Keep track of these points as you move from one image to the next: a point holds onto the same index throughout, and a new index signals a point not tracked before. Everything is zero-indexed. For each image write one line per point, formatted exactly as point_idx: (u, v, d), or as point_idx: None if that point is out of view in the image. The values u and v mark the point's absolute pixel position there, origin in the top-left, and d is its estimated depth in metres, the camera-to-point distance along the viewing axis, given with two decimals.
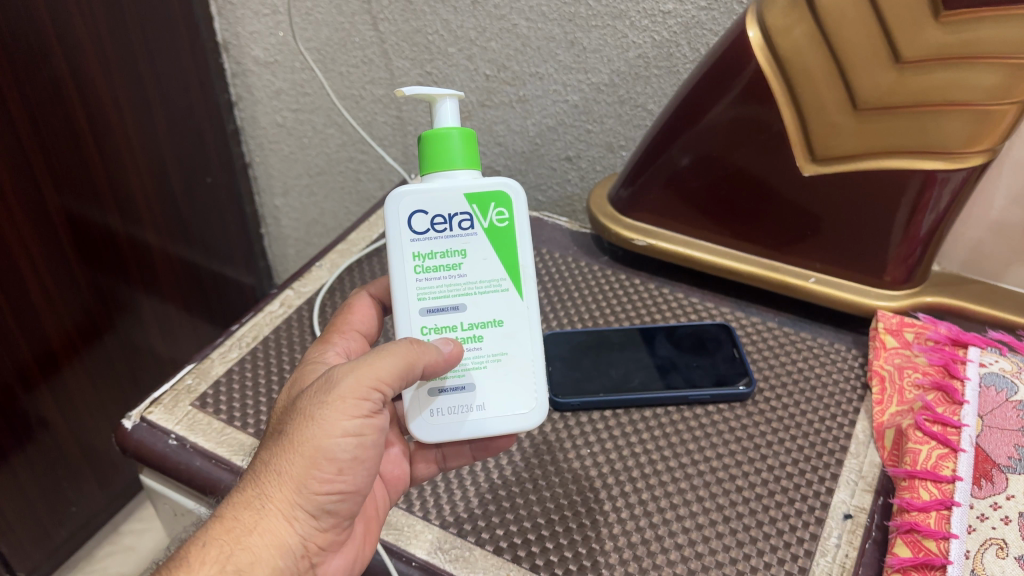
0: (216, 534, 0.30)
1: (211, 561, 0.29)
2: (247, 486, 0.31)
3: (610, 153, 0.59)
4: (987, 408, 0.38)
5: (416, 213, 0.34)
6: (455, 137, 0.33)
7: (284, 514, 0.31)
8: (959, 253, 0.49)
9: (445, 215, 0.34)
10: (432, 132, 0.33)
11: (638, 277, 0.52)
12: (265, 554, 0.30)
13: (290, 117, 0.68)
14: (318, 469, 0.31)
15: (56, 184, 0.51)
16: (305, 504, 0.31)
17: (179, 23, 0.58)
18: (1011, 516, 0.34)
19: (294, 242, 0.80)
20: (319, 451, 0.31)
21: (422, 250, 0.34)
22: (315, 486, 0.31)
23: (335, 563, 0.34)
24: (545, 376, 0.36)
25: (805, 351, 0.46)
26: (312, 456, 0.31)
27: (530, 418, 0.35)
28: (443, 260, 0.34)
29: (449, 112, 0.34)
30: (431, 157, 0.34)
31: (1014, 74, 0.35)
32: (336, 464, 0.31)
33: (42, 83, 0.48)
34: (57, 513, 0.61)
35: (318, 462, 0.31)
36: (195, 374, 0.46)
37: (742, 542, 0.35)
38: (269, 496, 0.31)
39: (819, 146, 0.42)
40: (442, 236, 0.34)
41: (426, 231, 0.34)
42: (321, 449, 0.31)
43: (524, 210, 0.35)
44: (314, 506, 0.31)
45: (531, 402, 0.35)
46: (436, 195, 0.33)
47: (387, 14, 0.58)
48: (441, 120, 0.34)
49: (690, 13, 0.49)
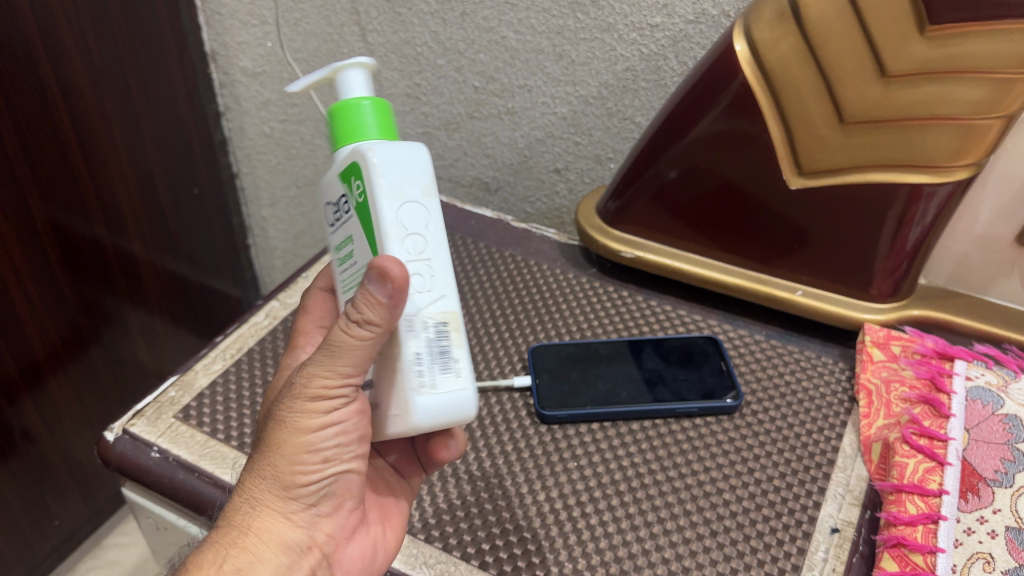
0: (213, 538, 0.30)
1: (208, 566, 0.29)
2: (238, 489, 0.31)
3: (598, 165, 0.59)
4: (973, 422, 0.38)
5: (327, 205, 0.33)
6: (368, 108, 0.30)
7: (278, 513, 0.30)
8: (945, 266, 0.49)
9: (336, 201, 0.31)
10: (342, 103, 0.30)
11: (626, 289, 0.52)
12: (266, 553, 0.30)
13: (278, 128, 0.68)
14: (302, 464, 0.30)
15: (42, 194, 0.50)
16: (300, 500, 0.31)
17: (167, 32, 0.58)
18: (998, 530, 0.34)
19: (281, 253, 0.79)
20: (301, 448, 0.30)
21: (335, 243, 0.33)
22: (303, 482, 0.30)
23: (350, 551, 0.34)
24: (410, 370, 0.28)
25: (794, 364, 0.46)
26: (294, 452, 0.30)
27: (396, 424, 0.29)
28: (344, 249, 0.32)
29: (357, 83, 0.31)
30: (343, 130, 0.30)
31: (998, 88, 0.36)
32: (320, 455, 0.30)
33: (28, 91, 0.47)
34: (40, 527, 0.60)
35: (301, 458, 0.30)
36: (178, 386, 0.46)
37: (729, 556, 0.35)
38: (258, 496, 0.30)
39: (805, 157, 0.42)
40: (339, 223, 0.32)
41: (332, 222, 0.32)
42: (302, 442, 0.29)
43: (380, 173, 0.28)
44: (306, 498, 0.31)
45: (395, 403, 0.29)
46: (329, 182, 0.32)
47: (376, 26, 0.59)
48: (349, 90, 0.30)
49: (678, 26, 0.49)
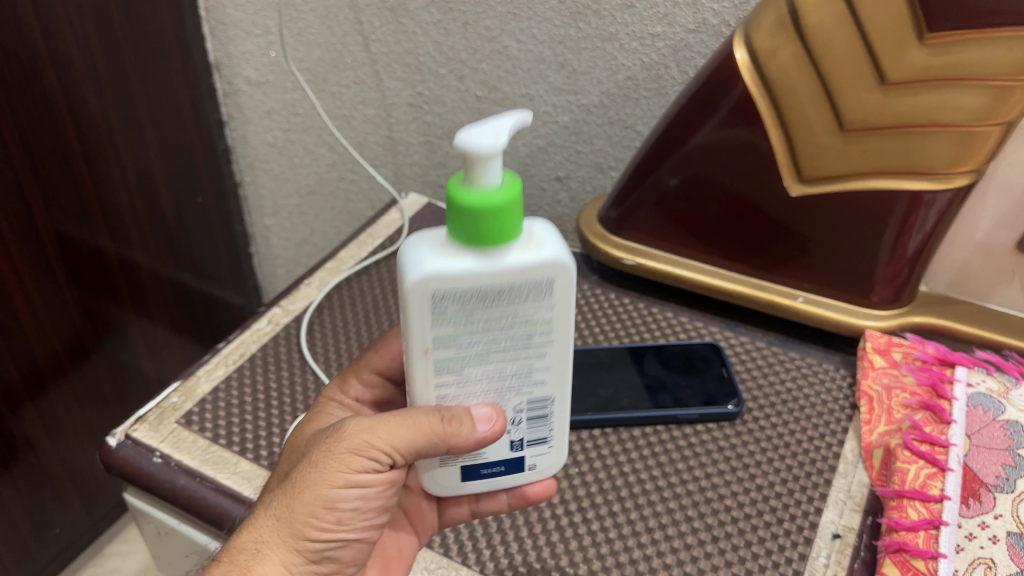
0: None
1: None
2: (247, 527, 0.30)
3: (600, 174, 0.59)
4: (974, 428, 0.38)
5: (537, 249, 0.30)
6: (510, 208, 0.26)
7: (278, 563, 0.29)
8: (946, 274, 0.49)
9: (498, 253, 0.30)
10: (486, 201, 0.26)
11: (627, 296, 0.53)
12: None
13: (281, 137, 0.68)
14: (317, 517, 0.29)
15: (46, 203, 0.51)
16: (302, 553, 0.29)
17: (171, 42, 0.58)
18: (999, 535, 0.34)
19: (284, 262, 0.79)
20: (321, 498, 0.29)
21: None
22: (313, 536, 0.29)
23: None
24: None
25: (795, 371, 0.46)
26: (310, 501, 0.29)
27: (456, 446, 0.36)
28: None
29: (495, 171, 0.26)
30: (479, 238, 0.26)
31: (997, 96, 0.36)
32: (336, 513, 0.30)
33: (33, 100, 0.48)
34: (40, 535, 0.60)
35: (317, 509, 0.29)
36: (180, 392, 0.46)
37: (730, 561, 0.35)
38: (265, 539, 0.29)
39: (805, 165, 0.42)
40: None
41: None
42: (322, 496, 0.29)
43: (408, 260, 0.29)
44: (310, 552, 0.29)
45: None
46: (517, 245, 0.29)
47: (378, 36, 0.59)
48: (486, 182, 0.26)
49: (679, 35, 0.50)
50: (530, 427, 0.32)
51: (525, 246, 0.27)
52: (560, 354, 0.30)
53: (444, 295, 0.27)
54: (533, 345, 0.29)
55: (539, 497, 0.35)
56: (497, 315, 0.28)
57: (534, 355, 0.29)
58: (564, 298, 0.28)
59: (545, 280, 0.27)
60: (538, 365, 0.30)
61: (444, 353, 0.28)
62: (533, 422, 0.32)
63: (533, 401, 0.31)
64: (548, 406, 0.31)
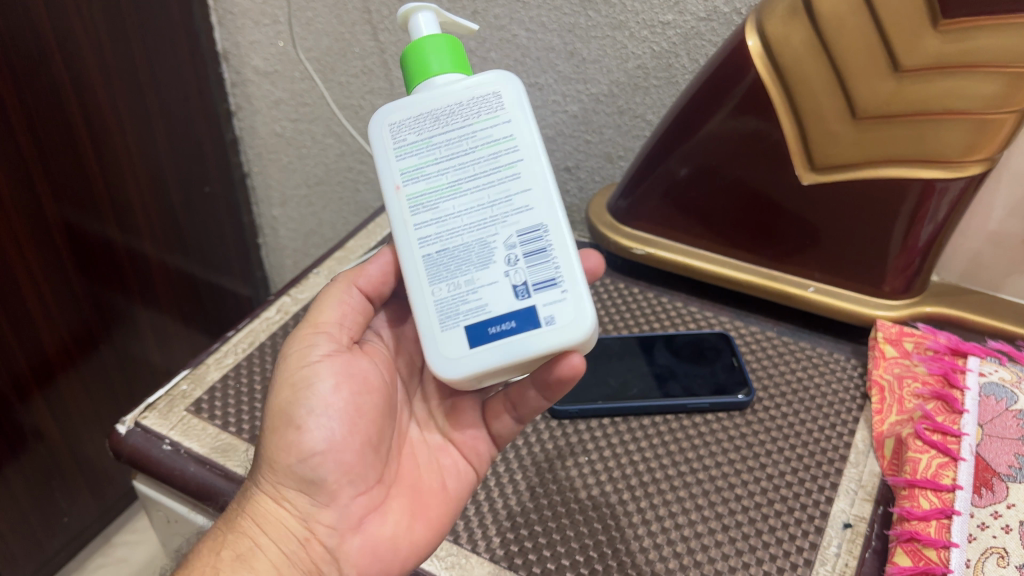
0: (218, 526, 0.35)
1: (208, 553, 0.34)
2: (250, 475, 0.36)
3: (609, 164, 0.59)
4: (987, 417, 0.37)
5: None
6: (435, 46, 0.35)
7: (274, 492, 0.35)
8: (958, 263, 0.49)
9: None
10: (412, 47, 0.35)
11: (637, 286, 0.52)
12: (269, 539, 0.34)
13: (289, 127, 0.68)
14: (283, 429, 0.34)
15: (54, 193, 0.51)
16: (284, 471, 0.34)
17: (180, 32, 0.58)
18: (1012, 525, 0.33)
19: (292, 253, 0.79)
20: (282, 412, 0.35)
21: None
22: (288, 452, 0.34)
23: (357, 543, 0.35)
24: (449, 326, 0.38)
25: (805, 360, 0.46)
26: (277, 420, 0.35)
27: None
28: None
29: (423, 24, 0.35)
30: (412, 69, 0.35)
31: (1012, 83, 0.35)
32: (298, 417, 0.34)
33: (42, 90, 0.48)
34: (48, 525, 0.61)
35: (284, 423, 0.35)
36: (191, 379, 0.46)
37: (741, 551, 0.35)
38: (261, 476, 0.35)
39: (817, 155, 0.42)
40: None
41: None
42: (281, 408, 0.35)
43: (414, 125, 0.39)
44: (300, 477, 0.34)
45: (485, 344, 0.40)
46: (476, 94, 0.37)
47: (387, 25, 0.58)
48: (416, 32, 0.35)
49: (690, 24, 0.49)
50: (531, 267, 0.33)
51: (468, 77, 0.35)
52: (525, 159, 0.34)
53: (402, 123, 0.35)
54: (502, 165, 0.34)
55: (564, 384, 0.34)
56: (453, 135, 0.34)
57: (506, 176, 0.34)
58: (510, 110, 0.34)
59: (490, 94, 0.34)
60: (514, 188, 0.34)
61: (416, 187, 0.34)
62: (528, 257, 0.33)
63: (522, 232, 0.33)
64: (540, 236, 0.33)
